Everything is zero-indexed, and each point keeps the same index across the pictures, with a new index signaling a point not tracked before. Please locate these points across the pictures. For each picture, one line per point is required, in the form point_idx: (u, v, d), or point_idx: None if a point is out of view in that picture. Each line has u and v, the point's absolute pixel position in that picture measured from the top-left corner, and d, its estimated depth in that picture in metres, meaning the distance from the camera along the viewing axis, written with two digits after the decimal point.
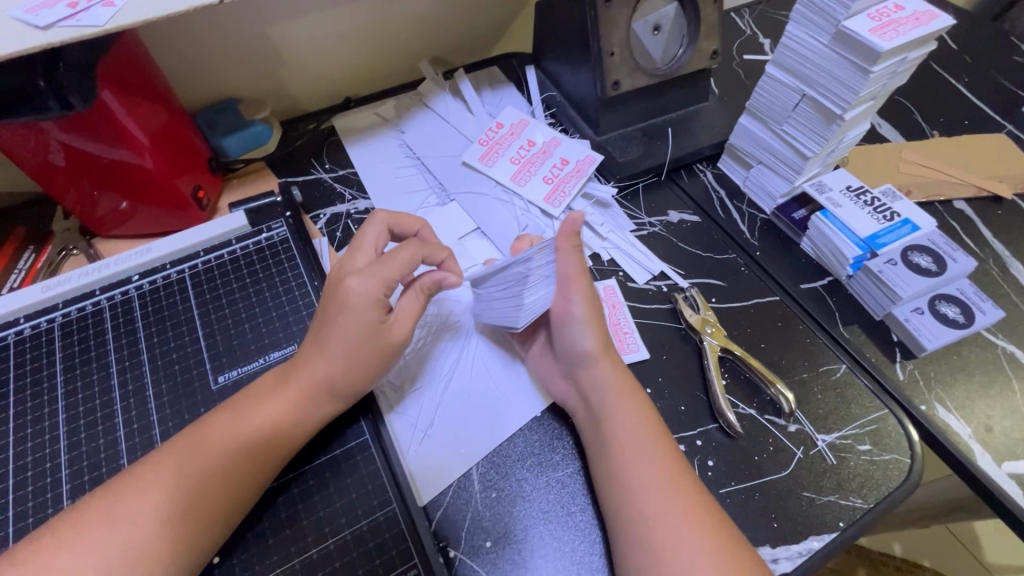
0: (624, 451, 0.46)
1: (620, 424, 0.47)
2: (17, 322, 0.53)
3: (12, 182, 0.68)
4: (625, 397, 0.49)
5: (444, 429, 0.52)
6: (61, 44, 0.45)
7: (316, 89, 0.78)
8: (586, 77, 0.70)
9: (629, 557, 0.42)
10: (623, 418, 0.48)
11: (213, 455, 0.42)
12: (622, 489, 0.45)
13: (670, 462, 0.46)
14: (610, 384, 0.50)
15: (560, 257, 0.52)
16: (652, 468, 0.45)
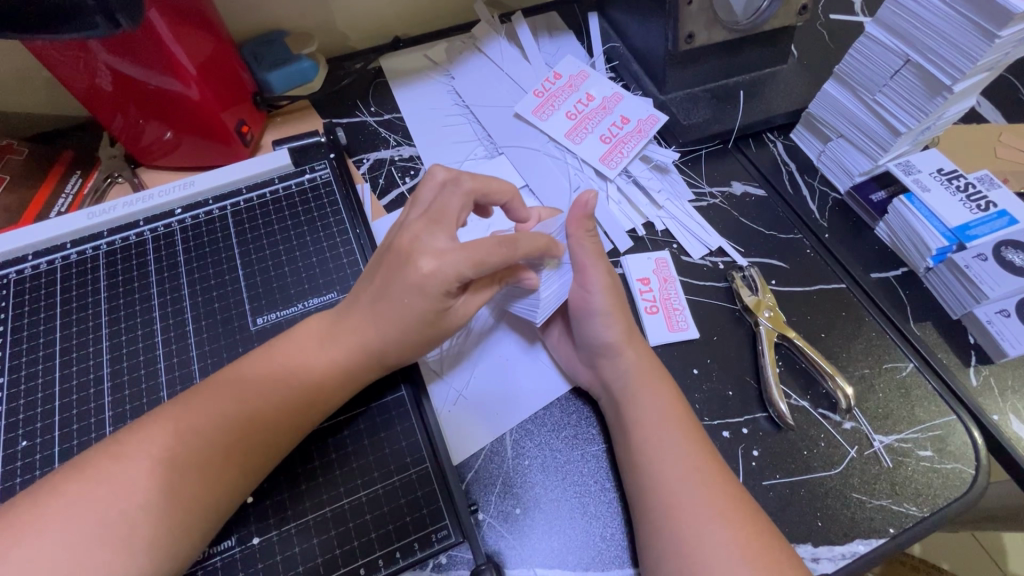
0: (647, 436, 0.44)
1: (644, 410, 0.45)
2: (64, 247, 0.53)
3: (58, 105, 0.67)
4: (648, 381, 0.47)
5: (471, 412, 0.50)
6: None
7: (364, 26, 0.74)
8: (657, 29, 0.63)
9: (653, 545, 0.40)
10: (647, 403, 0.45)
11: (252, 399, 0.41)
12: (646, 475, 0.43)
13: (698, 449, 0.43)
14: (621, 377, 0.47)
15: (572, 245, 0.51)
16: (679, 457, 0.43)
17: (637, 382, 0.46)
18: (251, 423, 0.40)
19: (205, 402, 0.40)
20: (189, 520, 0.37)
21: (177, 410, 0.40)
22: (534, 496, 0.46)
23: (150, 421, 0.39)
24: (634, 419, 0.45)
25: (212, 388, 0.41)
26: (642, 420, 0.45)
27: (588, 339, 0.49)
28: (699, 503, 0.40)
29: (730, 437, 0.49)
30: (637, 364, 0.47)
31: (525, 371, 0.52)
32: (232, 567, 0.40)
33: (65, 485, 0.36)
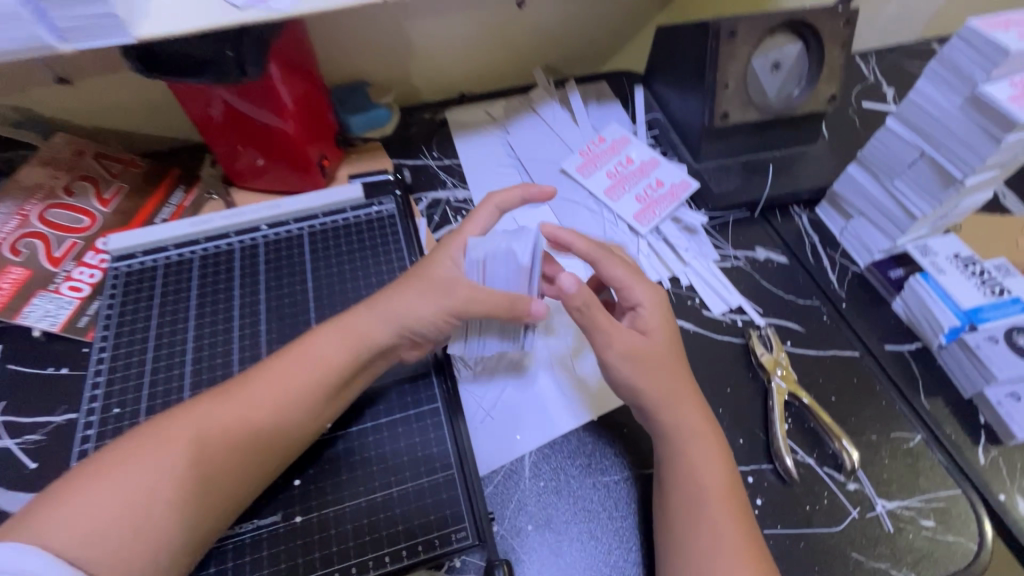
0: (693, 505, 0.45)
1: (698, 463, 0.47)
2: (168, 249, 0.62)
3: (173, 130, 0.78)
4: (719, 467, 0.47)
5: (513, 418, 0.55)
6: (251, 24, 0.52)
7: (438, 81, 0.85)
8: (695, 105, 0.71)
9: None
10: (698, 457, 0.47)
11: (289, 397, 0.46)
12: (680, 553, 0.44)
13: (740, 526, 0.45)
14: (682, 425, 0.48)
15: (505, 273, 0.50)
16: (720, 534, 0.44)
17: (686, 452, 0.47)
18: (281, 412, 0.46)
19: (239, 393, 0.46)
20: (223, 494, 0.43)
21: (219, 398, 0.45)
22: (556, 517, 0.50)
23: (195, 407, 0.44)
24: (682, 486, 0.46)
25: (223, 403, 0.45)
26: (693, 487, 0.46)
27: (695, 421, 0.49)
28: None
29: None
30: (698, 438, 0.48)
31: (554, 407, 0.56)
32: (275, 539, 0.46)
33: (136, 457, 0.41)
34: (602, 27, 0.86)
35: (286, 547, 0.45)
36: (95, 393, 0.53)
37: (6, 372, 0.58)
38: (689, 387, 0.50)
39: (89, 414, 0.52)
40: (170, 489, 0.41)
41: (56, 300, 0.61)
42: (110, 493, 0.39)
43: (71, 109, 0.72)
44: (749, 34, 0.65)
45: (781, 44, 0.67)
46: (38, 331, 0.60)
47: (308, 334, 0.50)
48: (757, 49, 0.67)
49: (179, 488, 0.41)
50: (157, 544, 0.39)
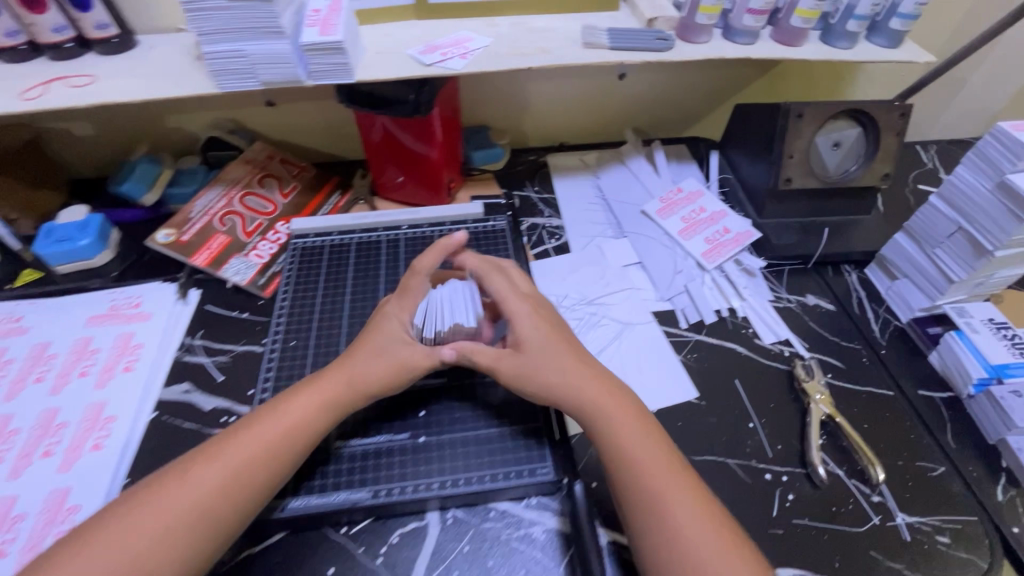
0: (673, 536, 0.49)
1: (668, 497, 0.51)
2: (333, 232, 0.81)
3: (335, 148, 1.00)
4: (665, 458, 0.54)
5: None
6: (432, 76, 0.71)
7: (544, 131, 1.04)
8: (762, 170, 0.85)
9: None
10: (669, 487, 0.51)
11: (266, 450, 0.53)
12: (659, 549, 0.49)
13: (702, 507, 0.50)
14: (647, 460, 0.53)
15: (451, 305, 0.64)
16: (684, 517, 0.49)
17: (654, 487, 0.51)
18: (258, 465, 0.52)
19: (214, 458, 0.52)
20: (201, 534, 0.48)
21: (194, 469, 0.51)
22: (593, 475, 0.61)
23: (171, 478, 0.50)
24: (658, 520, 0.50)
25: (229, 443, 0.53)
26: (667, 521, 0.49)
27: (613, 421, 0.55)
28: (723, 573, 0.46)
29: (771, 480, 0.61)
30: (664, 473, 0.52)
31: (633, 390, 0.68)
32: (403, 451, 0.60)
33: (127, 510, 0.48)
34: (686, 101, 1.03)
35: (411, 457, 0.59)
36: (278, 328, 0.71)
37: (205, 310, 0.77)
38: (644, 426, 0.56)
39: (275, 342, 0.69)
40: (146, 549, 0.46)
41: (246, 262, 0.80)
42: (121, 527, 0.47)
43: (270, 125, 0.95)
44: (813, 118, 0.78)
45: (842, 127, 0.80)
46: (230, 283, 0.79)
47: (290, 398, 0.57)
48: (821, 130, 0.80)
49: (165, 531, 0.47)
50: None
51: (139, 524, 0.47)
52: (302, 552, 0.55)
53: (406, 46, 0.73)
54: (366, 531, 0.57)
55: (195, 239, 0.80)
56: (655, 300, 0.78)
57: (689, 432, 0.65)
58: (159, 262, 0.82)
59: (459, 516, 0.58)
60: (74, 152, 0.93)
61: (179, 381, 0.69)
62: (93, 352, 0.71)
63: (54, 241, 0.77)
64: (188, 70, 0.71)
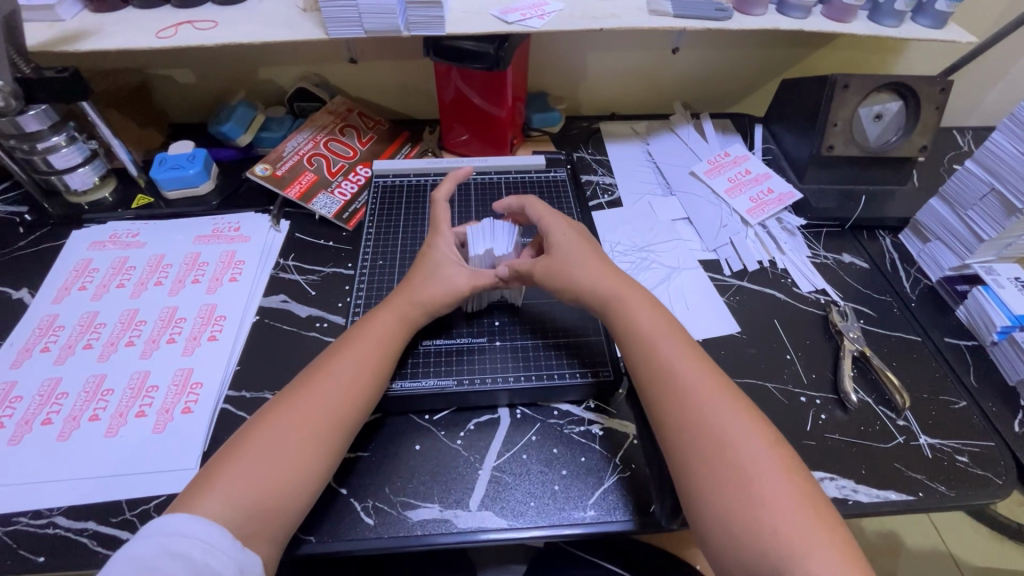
0: (724, 439, 0.53)
1: (720, 411, 0.55)
2: (410, 176, 0.92)
3: (406, 106, 1.09)
4: (681, 345, 0.60)
5: None
6: (511, 33, 0.79)
7: (598, 101, 1.11)
8: (806, 139, 0.91)
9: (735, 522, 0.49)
10: (719, 404, 0.55)
11: (341, 376, 0.59)
12: (706, 453, 0.52)
13: (721, 386, 0.57)
14: (699, 377, 0.57)
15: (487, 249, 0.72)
16: (703, 388, 0.56)
17: (707, 400, 0.55)
18: (348, 390, 0.58)
19: (286, 409, 0.56)
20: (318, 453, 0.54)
21: (282, 405, 0.56)
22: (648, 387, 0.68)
23: (264, 417, 0.55)
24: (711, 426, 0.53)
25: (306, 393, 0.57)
26: (716, 429, 0.53)
27: (630, 314, 0.63)
28: (776, 484, 0.50)
29: (806, 401, 0.68)
30: (715, 390, 0.56)
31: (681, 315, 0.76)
32: (480, 353, 0.68)
33: (237, 449, 0.53)
34: (734, 77, 1.09)
35: (487, 357, 0.68)
36: (367, 253, 0.82)
37: (295, 237, 0.86)
38: (693, 352, 0.60)
39: (365, 266, 0.80)
40: (276, 475, 0.52)
41: (331, 198, 0.89)
42: (246, 460, 0.52)
43: (349, 81, 1.04)
44: (859, 88, 0.84)
45: (885, 100, 0.86)
46: (317, 216, 0.88)
47: (343, 349, 0.62)
48: (865, 101, 0.86)
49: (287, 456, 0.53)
50: (292, 498, 0.52)
51: (244, 469, 0.51)
52: (392, 431, 0.64)
53: (488, 6, 0.81)
54: (445, 419, 0.65)
55: (288, 174, 0.89)
56: (701, 250, 0.86)
57: (732, 359, 0.72)
58: (253, 195, 0.91)
59: (527, 413, 0.66)
60: (175, 98, 1.04)
61: (276, 293, 0.78)
62: (202, 265, 0.80)
63: (169, 168, 0.87)
64: (297, 20, 0.80)
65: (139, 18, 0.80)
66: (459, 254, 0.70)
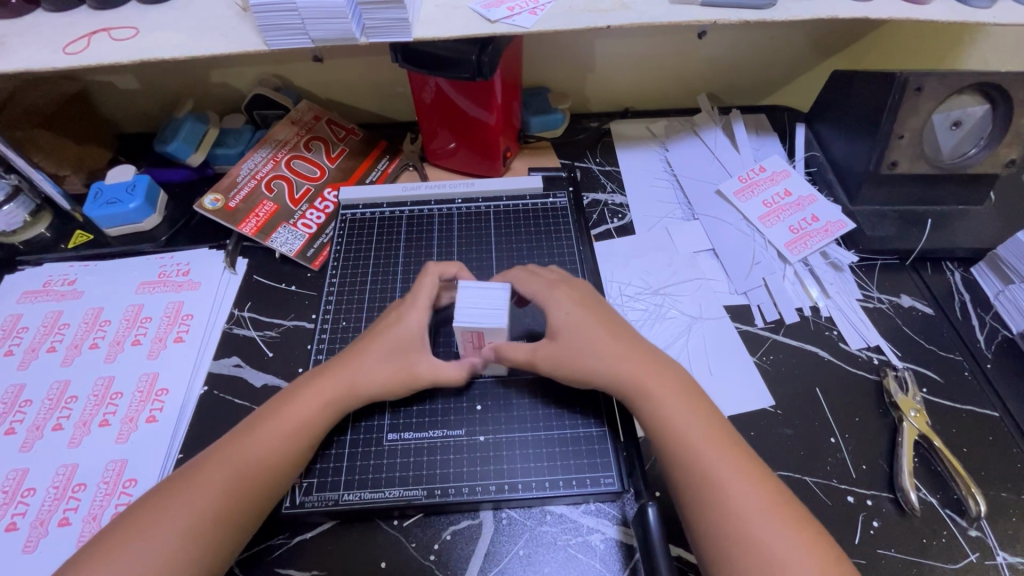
0: (761, 543, 0.44)
1: (748, 498, 0.47)
2: (383, 205, 0.79)
3: (385, 108, 0.94)
4: (655, 373, 0.54)
5: None
6: (497, 35, 0.63)
7: (608, 95, 0.95)
8: (861, 149, 0.74)
9: None
10: (743, 493, 0.47)
11: (277, 424, 0.52)
12: (743, 560, 0.44)
13: (725, 446, 0.50)
14: (721, 462, 0.49)
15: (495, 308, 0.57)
16: (699, 439, 0.50)
17: (733, 491, 0.47)
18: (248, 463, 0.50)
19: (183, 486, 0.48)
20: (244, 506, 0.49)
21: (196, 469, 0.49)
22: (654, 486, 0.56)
23: (178, 483, 0.49)
24: (744, 526, 0.45)
25: (205, 464, 0.50)
26: (746, 524, 0.45)
27: (655, 390, 0.53)
28: None
29: (853, 503, 0.56)
30: (742, 477, 0.48)
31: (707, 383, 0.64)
32: (458, 448, 0.57)
33: (142, 517, 0.46)
34: (772, 63, 0.91)
35: (467, 455, 0.57)
36: (330, 306, 0.70)
37: (253, 281, 0.74)
38: (709, 415, 0.52)
39: (327, 323, 0.68)
40: (181, 542, 0.45)
41: (294, 232, 0.77)
42: (149, 525, 0.46)
43: (316, 82, 0.89)
44: (935, 92, 0.67)
45: (968, 104, 0.69)
46: (278, 254, 0.76)
47: (266, 410, 0.53)
48: (941, 106, 0.69)
49: (209, 519, 0.47)
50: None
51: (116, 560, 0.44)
52: (353, 543, 0.53)
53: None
54: (416, 526, 0.54)
55: (243, 206, 0.77)
56: (728, 294, 0.72)
57: (765, 443, 0.59)
58: (207, 228, 0.80)
59: (514, 516, 0.55)
60: (121, 107, 0.91)
61: (229, 355, 0.68)
62: (145, 321, 0.70)
63: (104, 203, 0.75)
64: (234, 24, 0.65)
65: (47, 26, 0.67)
66: (421, 326, 0.59)
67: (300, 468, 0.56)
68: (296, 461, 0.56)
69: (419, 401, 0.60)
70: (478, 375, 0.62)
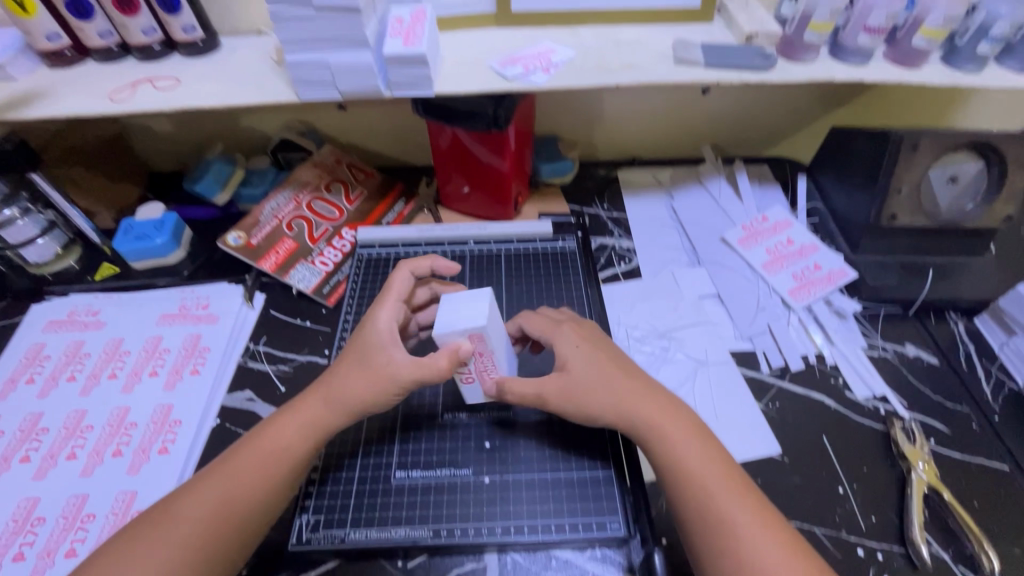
0: None
1: (762, 545, 0.47)
2: (397, 246, 0.82)
3: (403, 153, 0.99)
4: (670, 414, 0.54)
5: None
6: (512, 91, 0.68)
7: (616, 144, 0.99)
8: (861, 201, 0.77)
9: None
10: (759, 540, 0.47)
11: (280, 446, 0.53)
12: None
13: (740, 491, 0.50)
14: (737, 507, 0.49)
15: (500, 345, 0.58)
16: (715, 484, 0.50)
17: (747, 538, 0.47)
18: (252, 483, 0.51)
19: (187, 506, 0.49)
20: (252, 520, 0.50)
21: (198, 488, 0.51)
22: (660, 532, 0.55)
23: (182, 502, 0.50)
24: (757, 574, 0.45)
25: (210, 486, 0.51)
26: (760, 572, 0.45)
27: (671, 431, 0.53)
28: None
29: (863, 555, 0.55)
30: (757, 524, 0.48)
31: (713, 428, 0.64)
32: (467, 488, 0.57)
33: (153, 549, 0.47)
34: (773, 118, 0.95)
35: (475, 495, 0.57)
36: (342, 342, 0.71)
37: (269, 315, 0.76)
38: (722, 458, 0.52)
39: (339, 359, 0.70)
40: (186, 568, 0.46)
41: (311, 269, 0.79)
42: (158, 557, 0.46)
43: (339, 128, 0.94)
44: (930, 149, 0.71)
45: (963, 161, 0.72)
46: (295, 289, 0.78)
47: (266, 430, 0.54)
48: (937, 163, 0.72)
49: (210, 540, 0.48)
50: None
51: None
52: None
53: (487, 58, 0.70)
54: (421, 568, 0.54)
55: (264, 243, 0.80)
56: (733, 339, 0.73)
57: (773, 492, 0.59)
58: (228, 263, 0.83)
59: (520, 560, 0.54)
60: (154, 148, 0.96)
61: (242, 388, 0.69)
62: (163, 353, 0.72)
63: (134, 238, 0.79)
64: (269, 77, 0.70)
65: (96, 75, 0.72)
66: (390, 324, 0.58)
67: (307, 504, 0.56)
68: (304, 496, 0.56)
69: (429, 441, 0.60)
70: (487, 415, 0.62)
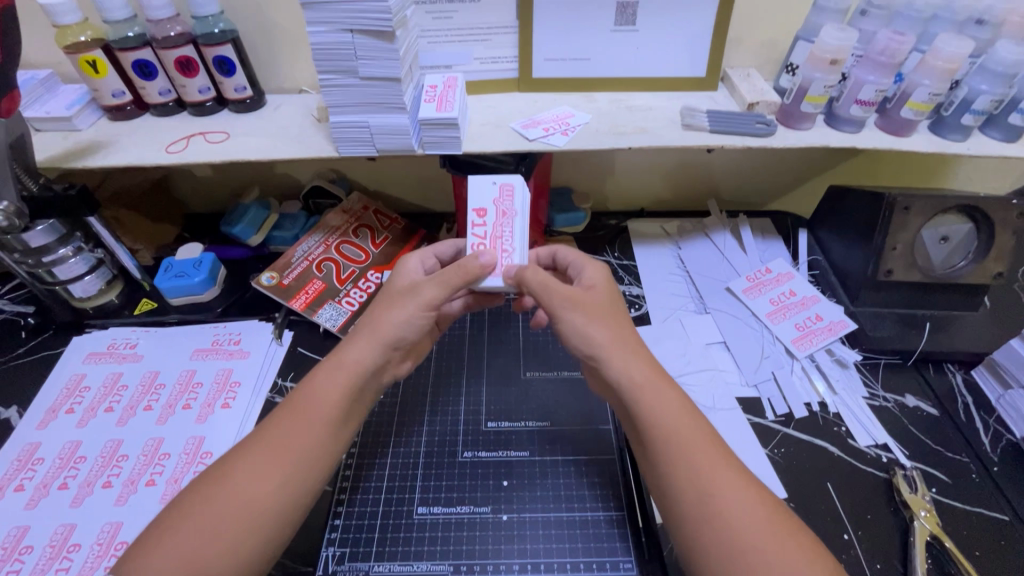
0: None
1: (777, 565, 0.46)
2: None
3: (425, 200, 1.05)
4: (693, 424, 0.54)
5: None
6: (534, 151, 0.74)
7: (625, 196, 1.05)
8: (859, 256, 0.82)
9: None
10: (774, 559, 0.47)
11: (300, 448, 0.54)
12: None
13: (757, 508, 0.50)
14: (751, 524, 0.49)
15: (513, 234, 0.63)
16: (730, 497, 0.50)
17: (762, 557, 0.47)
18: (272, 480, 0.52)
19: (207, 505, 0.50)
20: (277, 499, 0.52)
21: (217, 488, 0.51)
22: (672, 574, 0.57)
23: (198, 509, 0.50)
24: None
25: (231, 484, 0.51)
26: None
27: (691, 443, 0.52)
28: None
29: None
30: (772, 541, 0.48)
31: None
32: (484, 525, 0.60)
33: None
34: (775, 175, 1.01)
35: (493, 532, 0.59)
36: None
37: (297, 352, 0.81)
38: (741, 472, 0.52)
39: None
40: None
41: (338, 309, 0.84)
42: None
43: (368, 177, 1.01)
44: (922, 210, 0.76)
45: (952, 222, 0.78)
46: (321, 328, 0.83)
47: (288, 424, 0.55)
48: (928, 224, 0.78)
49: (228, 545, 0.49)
50: None
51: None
52: None
53: (511, 120, 0.77)
54: None
55: (295, 283, 0.85)
56: (740, 385, 0.76)
57: None
58: (259, 301, 0.88)
59: None
60: (194, 191, 1.03)
61: None
62: (196, 386, 0.76)
63: (174, 275, 0.84)
64: (311, 133, 0.77)
65: (154, 128, 0.79)
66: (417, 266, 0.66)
67: (332, 538, 0.58)
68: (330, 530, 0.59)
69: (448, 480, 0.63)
70: (504, 454, 0.66)
